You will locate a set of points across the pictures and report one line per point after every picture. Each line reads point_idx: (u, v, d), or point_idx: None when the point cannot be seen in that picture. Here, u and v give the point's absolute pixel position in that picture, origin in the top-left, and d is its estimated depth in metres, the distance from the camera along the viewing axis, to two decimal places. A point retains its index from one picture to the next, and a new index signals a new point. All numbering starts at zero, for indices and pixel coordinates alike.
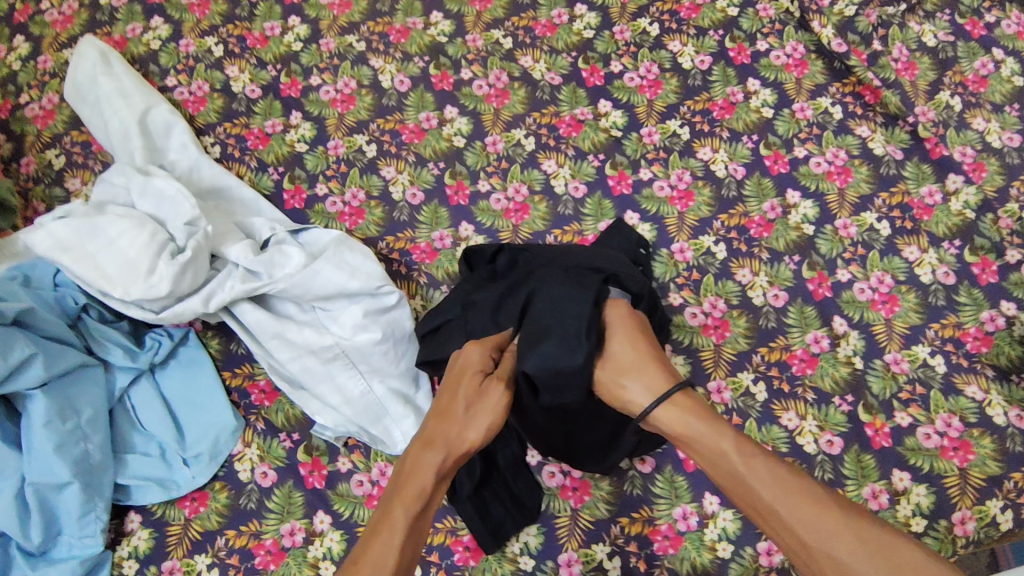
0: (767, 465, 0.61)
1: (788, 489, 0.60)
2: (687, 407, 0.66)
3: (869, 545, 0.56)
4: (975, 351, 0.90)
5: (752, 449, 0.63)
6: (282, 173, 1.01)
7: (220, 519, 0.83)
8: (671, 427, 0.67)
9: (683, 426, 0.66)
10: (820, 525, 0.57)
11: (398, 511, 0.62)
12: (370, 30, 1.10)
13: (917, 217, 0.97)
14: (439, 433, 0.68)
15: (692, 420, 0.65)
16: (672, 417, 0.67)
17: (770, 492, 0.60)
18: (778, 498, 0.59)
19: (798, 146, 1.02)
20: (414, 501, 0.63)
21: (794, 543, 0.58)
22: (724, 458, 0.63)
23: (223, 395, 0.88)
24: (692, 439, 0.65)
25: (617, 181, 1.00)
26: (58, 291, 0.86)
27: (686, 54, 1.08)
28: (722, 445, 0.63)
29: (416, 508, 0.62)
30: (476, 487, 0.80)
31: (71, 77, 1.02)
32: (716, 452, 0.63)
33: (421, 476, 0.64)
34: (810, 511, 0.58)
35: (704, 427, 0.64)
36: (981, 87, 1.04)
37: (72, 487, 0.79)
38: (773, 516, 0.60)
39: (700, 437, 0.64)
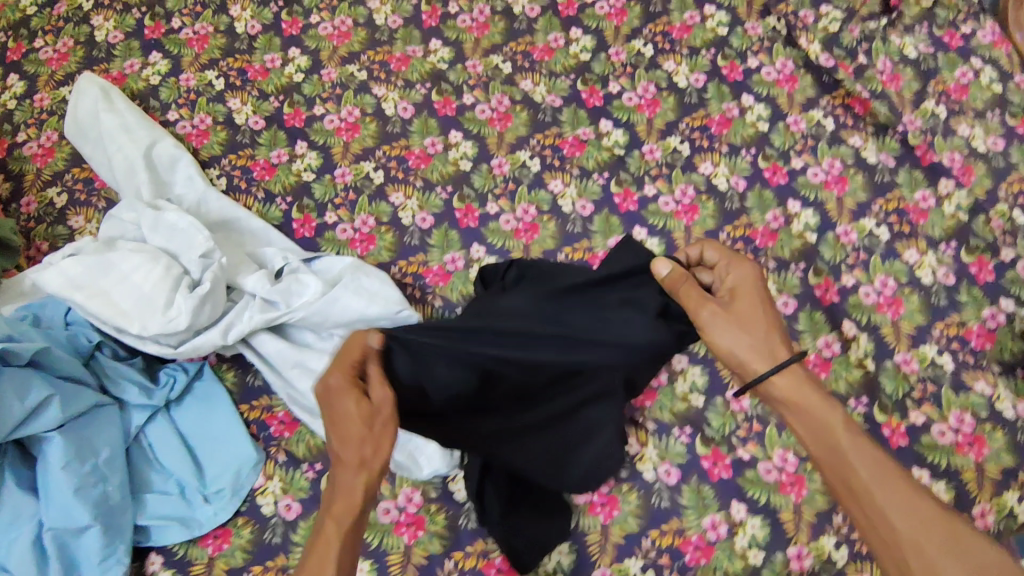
0: (871, 448, 0.63)
1: (888, 475, 0.61)
2: (799, 388, 0.67)
3: (950, 538, 0.58)
4: (980, 347, 0.92)
5: (857, 433, 0.64)
6: (290, 203, 1.01)
7: (245, 555, 0.81)
8: (782, 391, 0.67)
9: (790, 394, 0.67)
10: (912, 508, 0.59)
11: (331, 519, 0.63)
12: (370, 59, 1.12)
13: (914, 221, 1.00)
14: (345, 449, 0.65)
15: (808, 393, 0.67)
16: (787, 386, 0.67)
17: (868, 473, 0.62)
18: (875, 478, 0.62)
19: (795, 157, 1.05)
20: (342, 515, 0.63)
21: (882, 525, 0.60)
22: (831, 432, 0.64)
23: (243, 428, 0.87)
24: (800, 409, 0.67)
25: (623, 198, 1.02)
26: (69, 330, 0.84)
27: (681, 73, 1.11)
28: (828, 421, 0.65)
29: (343, 516, 0.63)
30: (504, 509, 0.80)
31: (72, 115, 1.02)
32: (824, 425, 0.65)
33: (349, 491, 0.64)
34: (905, 498, 0.60)
35: (818, 401, 0.66)
36: (962, 95, 1.09)
37: (92, 530, 0.77)
38: (863, 492, 0.62)
39: (810, 408, 0.66)
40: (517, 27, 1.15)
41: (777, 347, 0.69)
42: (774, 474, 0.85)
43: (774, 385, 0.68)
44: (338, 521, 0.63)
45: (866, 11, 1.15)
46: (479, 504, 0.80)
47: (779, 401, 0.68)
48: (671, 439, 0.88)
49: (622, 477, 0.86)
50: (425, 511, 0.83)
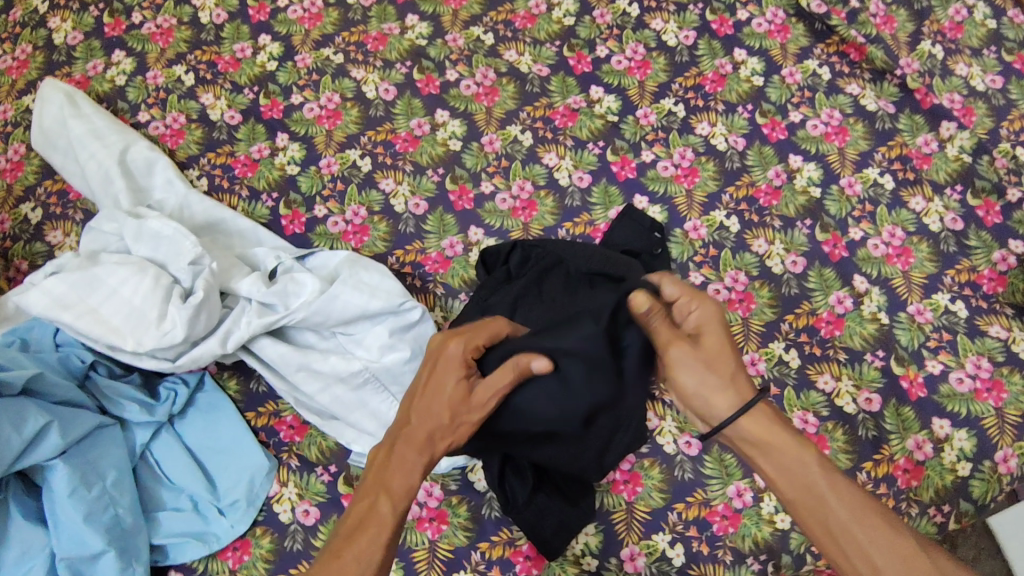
0: (849, 487, 0.64)
1: (867, 517, 0.62)
2: (772, 431, 0.66)
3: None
4: (993, 291, 0.91)
5: (835, 473, 0.65)
6: (276, 200, 0.97)
7: (267, 565, 0.80)
8: (753, 433, 0.66)
9: (763, 437, 0.66)
10: (895, 547, 0.61)
11: (383, 506, 0.63)
12: (345, 40, 1.07)
13: (918, 167, 0.98)
14: (423, 430, 0.65)
15: (781, 432, 0.66)
16: (756, 428, 0.67)
17: (849, 515, 0.62)
18: (856, 519, 0.62)
19: (793, 110, 1.02)
20: (398, 501, 0.64)
21: (864, 566, 0.62)
22: (807, 474, 0.64)
23: (251, 437, 0.84)
24: (772, 450, 0.66)
25: (621, 166, 0.99)
26: (60, 351, 0.81)
27: (670, 31, 1.07)
28: (804, 463, 0.65)
29: (399, 505, 0.64)
30: (532, 492, 0.78)
31: (38, 124, 0.97)
32: (801, 469, 0.65)
33: (407, 476, 0.65)
34: (887, 538, 0.61)
35: (792, 441, 0.66)
36: (958, 34, 1.06)
37: (108, 555, 0.75)
38: (842, 534, 0.62)
39: (786, 449, 0.65)
40: None
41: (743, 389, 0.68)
42: None
43: (745, 427, 0.67)
44: (392, 508, 0.63)
45: None
46: (502, 495, 0.79)
47: (750, 444, 0.67)
48: None
49: (643, 452, 0.85)
50: (447, 505, 0.82)
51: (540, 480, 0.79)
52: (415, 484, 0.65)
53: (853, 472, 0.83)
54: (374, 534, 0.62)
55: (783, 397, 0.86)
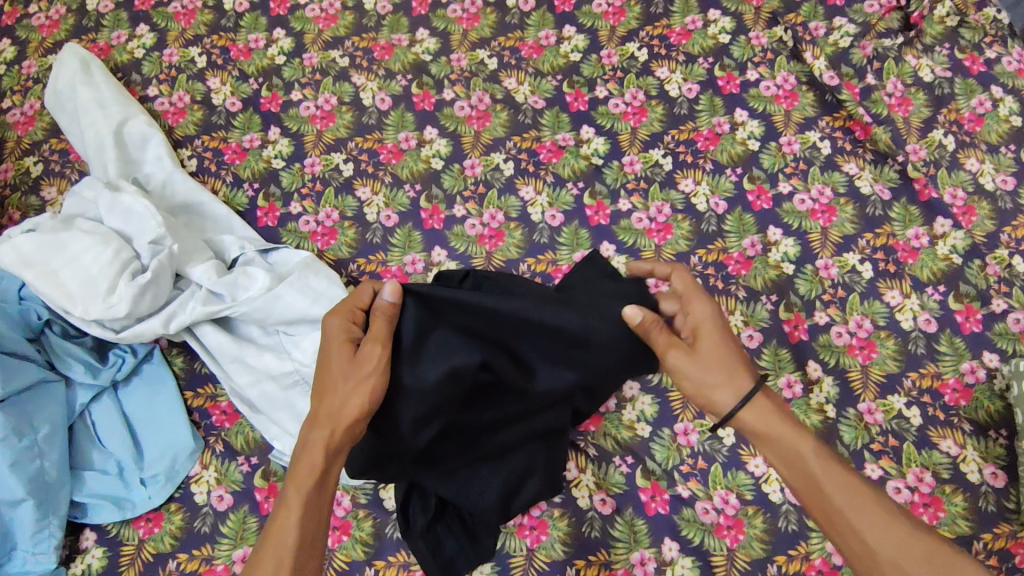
0: (843, 470, 0.62)
1: (862, 499, 0.61)
2: (770, 413, 0.65)
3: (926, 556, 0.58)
4: (954, 403, 0.87)
5: (827, 454, 0.63)
6: (256, 190, 1.00)
7: (173, 541, 0.83)
8: (752, 423, 0.65)
9: (763, 425, 0.65)
10: (888, 526, 0.59)
11: (291, 492, 0.64)
12: (354, 45, 1.09)
13: (901, 261, 0.94)
14: (319, 412, 0.66)
15: (775, 420, 0.64)
16: (755, 415, 0.65)
17: (841, 496, 0.61)
18: (850, 502, 0.61)
19: (783, 181, 0.99)
20: (305, 487, 0.64)
21: (860, 547, 0.60)
22: (802, 461, 0.63)
23: (184, 415, 0.87)
24: (772, 439, 0.64)
25: (595, 211, 0.98)
26: (22, 305, 0.86)
27: (674, 81, 1.05)
28: (800, 448, 0.63)
29: (305, 492, 0.64)
30: (430, 521, 0.80)
31: (52, 85, 1.02)
32: (795, 455, 0.63)
33: (310, 457, 0.65)
34: (880, 519, 0.60)
35: (788, 429, 0.64)
36: (976, 127, 1.01)
37: (26, 504, 0.79)
38: (840, 521, 0.61)
39: (781, 437, 0.64)
40: (509, 20, 1.10)
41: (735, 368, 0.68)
42: (711, 514, 0.83)
43: (745, 416, 0.65)
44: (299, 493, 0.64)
45: (883, 26, 1.08)
46: (403, 517, 0.80)
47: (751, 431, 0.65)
48: (611, 467, 0.85)
49: (555, 502, 0.84)
50: (353, 517, 0.84)
51: (441, 511, 0.81)
52: (321, 468, 0.65)
53: (764, 563, 0.80)
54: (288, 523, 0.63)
55: (709, 472, 0.85)
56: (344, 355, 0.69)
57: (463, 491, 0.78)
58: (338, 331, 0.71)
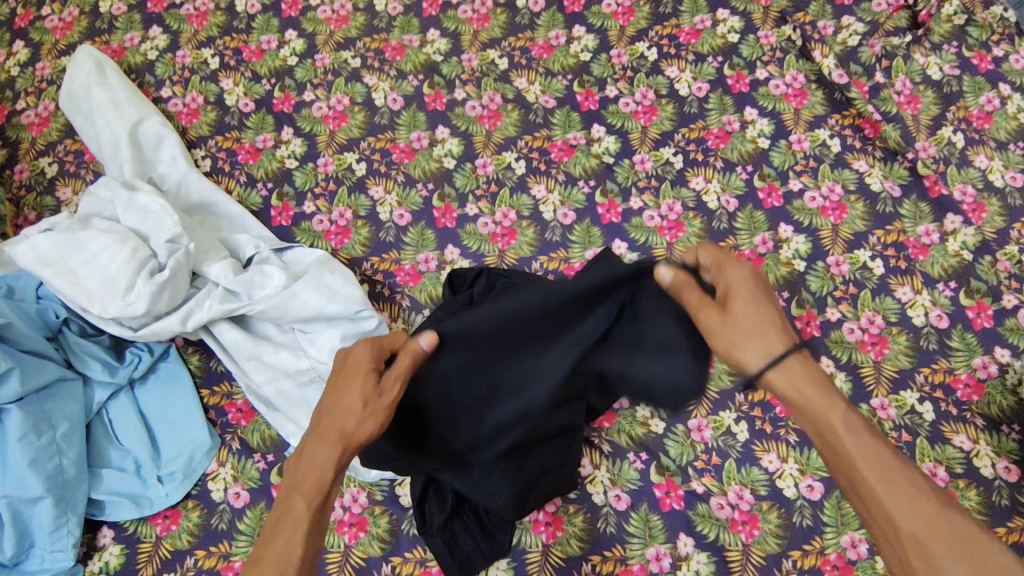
0: (877, 445, 0.61)
1: (887, 471, 0.59)
2: (808, 382, 0.63)
3: (955, 536, 0.57)
4: (966, 399, 0.87)
5: (857, 424, 0.62)
6: (270, 190, 1.01)
7: (191, 538, 0.83)
8: (784, 389, 0.64)
9: (799, 390, 0.63)
10: (914, 500, 0.58)
11: (297, 503, 0.63)
12: (366, 46, 1.10)
13: (912, 257, 0.95)
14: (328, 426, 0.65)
15: (806, 387, 0.63)
16: (786, 381, 0.64)
17: (871, 471, 0.60)
18: (880, 477, 0.59)
19: (793, 178, 1.00)
20: (313, 504, 0.63)
21: (885, 525, 0.59)
22: (830, 430, 0.62)
23: (201, 413, 0.88)
24: (805, 408, 0.63)
25: (607, 209, 0.99)
26: (40, 304, 0.87)
27: (683, 80, 1.06)
28: (828, 416, 0.62)
29: (313, 509, 0.63)
30: (447, 519, 0.80)
31: (66, 86, 1.03)
32: (825, 424, 0.62)
33: (318, 474, 0.63)
34: (908, 495, 0.58)
35: (817, 395, 0.63)
36: (985, 124, 1.02)
37: (45, 501, 0.79)
38: (865, 491, 0.60)
39: (813, 405, 0.63)
40: (519, 20, 1.11)
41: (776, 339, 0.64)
42: (726, 510, 0.83)
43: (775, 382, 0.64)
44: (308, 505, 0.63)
45: (891, 25, 1.08)
46: (418, 514, 0.80)
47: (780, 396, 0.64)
48: (625, 463, 0.86)
49: (570, 498, 0.84)
50: (369, 513, 0.84)
51: (459, 508, 0.81)
52: (330, 485, 0.64)
53: (779, 558, 0.81)
54: (292, 540, 0.61)
55: (724, 467, 0.85)
56: (362, 379, 0.66)
57: (478, 488, 0.78)
58: (365, 358, 0.68)
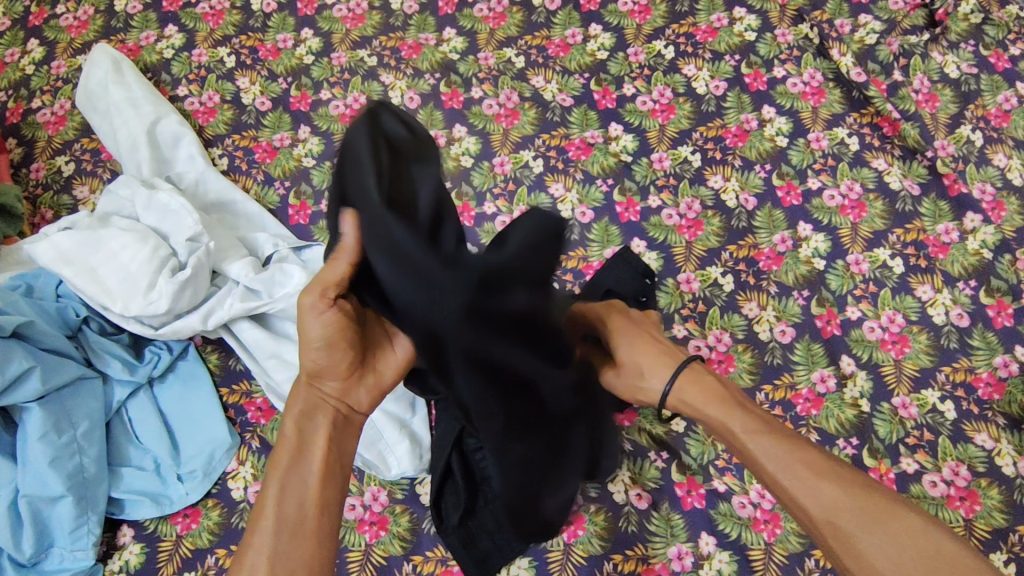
0: (786, 439, 0.60)
1: (810, 471, 0.58)
2: (708, 392, 0.65)
3: (875, 515, 0.55)
4: (987, 398, 0.87)
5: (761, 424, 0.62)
6: (287, 188, 1.01)
7: (211, 537, 0.83)
8: (690, 401, 0.66)
9: (699, 404, 0.65)
10: (830, 494, 0.56)
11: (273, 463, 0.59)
12: (382, 45, 1.10)
13: (932, 256, 0.94)
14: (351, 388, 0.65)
15: (709, 401, 0.64)
16: (690, 397, 0.66)
17: (778, 466, 0.59)
18: (784, 469, 0.59)
19: (812, 177, 0.99)
20: (283, 456, 0.59)
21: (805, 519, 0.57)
22: (729, 434, 0.63)
23: (220, 412, 0.88)
24: (715, 424, 0.64)
25: (625, 208, 0.98)
26: (59, 302, 0.87)
27: (701, 79, 1.06)
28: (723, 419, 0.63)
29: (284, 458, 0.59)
30: (463, 517, 0.80)
31: (83, 85, 1.03)
32: (724, 428, 0.63)
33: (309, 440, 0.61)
34: (816, 480, 0.57)
35: (719, 408, 0.64)
36: (1003, 122, 1.01)
37: (65, 500, 0.79)
38: (777, 487, 0.59)
39: (712, 416, 0.64)
40: (536, 19, 1.11)
41: None
42: (748, 508, 0.83)
43: (686, 395, 0.66)
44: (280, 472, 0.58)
45: (908, 24, 1.08)
46: (437, 512, 0.81)
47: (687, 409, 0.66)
48: (646, 462, 0.86)
49: (591, 496, 0.84)
50: (390, 512, 0.84)
51: (475, 507, 0.81)
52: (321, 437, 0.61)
53: (802, 557, 0.80)
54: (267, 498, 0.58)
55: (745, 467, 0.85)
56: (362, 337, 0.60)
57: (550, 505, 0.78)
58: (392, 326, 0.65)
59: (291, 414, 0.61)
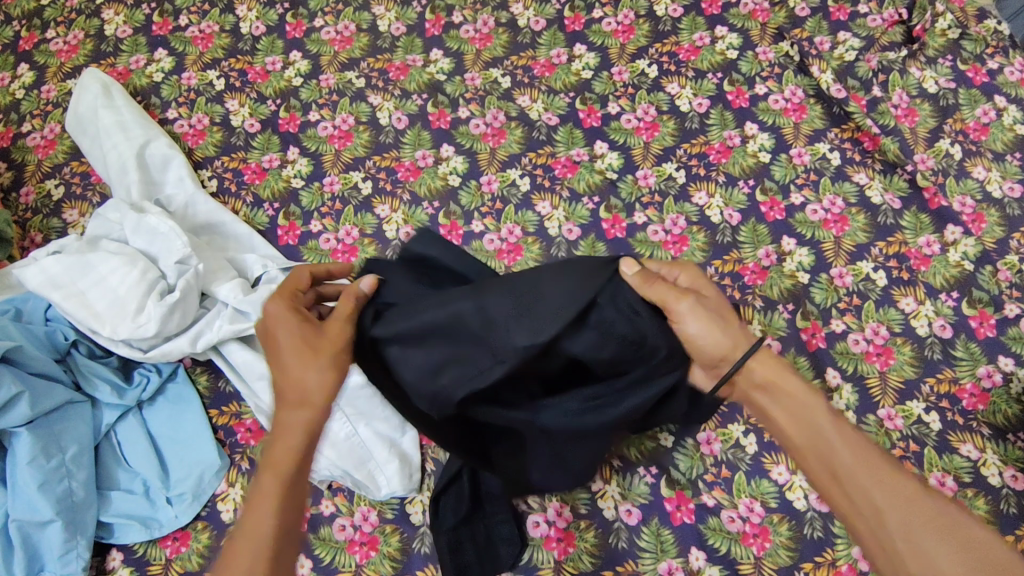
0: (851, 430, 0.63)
1: (868, 460, 0.61)
2: (775, 368, 0.66)
3: (939, 520, 0.59)
4: (972, 408, 0.88)
5: (839, 417, 0.64)
6: (277, 210, 1.02)
7: (201, 560, 0.82)
8: (760, 377, 0.66)
9: (772, 382, 0.65)
10: (896, 491, 0.60)
11: (268, 480, 0.61)
12: (369, 66, 1.11)
13: (914, 268, 0.96)
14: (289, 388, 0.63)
15: (790, 383, 0.65)
16: (765, 373, 0.65)
17: (849, 456, 0.62)
18: (860, 464, 0.61)
19: (795, 192, 1.01)
20: (284, 469, 0.61)
21: (864, 506, 0.61)
22: (812, 420, 0.64)
23: (209, 434, 0.88)
24: (781, 395, 0.65)
25: (611, 225, 0.99)
26: (48, 326, 0.87)
27: (684, 97, 1.08)
28: (809, 405, 0.64)
29: (285, 478, 0.61)
30: (458, 521, 0.81)
31: (73, 109, 1.04)
32: (804, 413, 0.64)
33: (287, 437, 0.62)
34: (886, 476, 0.61)
35: (802, 390, 0.65)
36: (981, 135, 1.03)
37: (55, 525, 0.79)
38: (849, 479, 0.61)
39: (791, 397, 0.65)
40: (521, 40, 1.13)
41: (738, 338, 0.66)
42: (737, 523, 0.83)
43: (753, 370, 0.66)
44: (277, 481, 0.61)
45: (887, 40, 1.10)
46: (435, 508, 0.82)
47: (758, 386, 0.66)
48: (636, 478, 0.86)
49: (581, 513, 0.84)
50: (380, 532, 0.84)
51: (471, 515, 0.82)
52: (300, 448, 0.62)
53: (791, 570, 0.81)
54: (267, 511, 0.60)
55: (733, 480, 0.85)
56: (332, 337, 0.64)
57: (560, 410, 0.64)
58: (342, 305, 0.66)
59: (287, 416, 0.63)
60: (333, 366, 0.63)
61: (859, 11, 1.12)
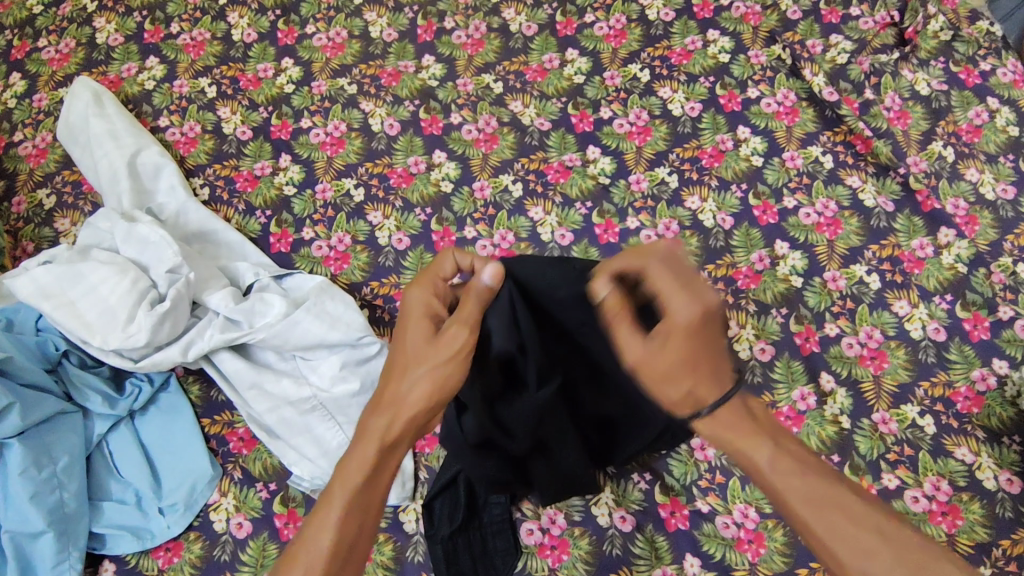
0: (804, 474, 0.55)
1: (823, 504, 0.53)
2: (733, 427, 0.58)
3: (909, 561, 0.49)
4: (966, 411, 0.87)
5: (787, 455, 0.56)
6: (269, 217, 1.02)
7: (193, 570, 0.82)
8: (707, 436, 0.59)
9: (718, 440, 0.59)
10: (855, 534, 0.51)
11: (335, 487, 0.56)
12: (361, 72, 1.11)
13: (908, 271, 0.96)
14: (383, 396, 0.60)
15: (731, 428, 0.58)
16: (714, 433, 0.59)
17: (801, 501, 0.54)
18: (814, 512, 0.53)
19: (787, 196, 1.01)
20: (353, 480, 0.55)
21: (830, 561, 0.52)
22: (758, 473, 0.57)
23: (201, 443, 0.87)
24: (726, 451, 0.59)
25: (604, 229, 0.99)
26: (40, 336, 0.87)
27: (676, 101, 1.08)
28: (753, 455, 0.57)
29: (354, 488, 0.55)
30: (453, 531, 0.81)
31: (64, 118, 1.04)
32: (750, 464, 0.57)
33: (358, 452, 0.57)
34: (844, 522, 0.52)
35: (745, 434, 0.58)
36: (974, 137, 1.03)
37: (47, 536, 0.79)
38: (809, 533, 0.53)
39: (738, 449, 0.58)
40: (513, 45, 1.13)
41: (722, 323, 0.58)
42: (731, 529, 0.83)
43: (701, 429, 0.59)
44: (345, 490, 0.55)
45: (879, 43, 1.10)
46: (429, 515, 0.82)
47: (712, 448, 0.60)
48: (630, 484, 0.86)
49: (575, 520, 0.84)
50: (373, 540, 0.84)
51: (466, 524, 0.81)
52: (371, 463, 0.56)
53: None
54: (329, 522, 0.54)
55: (728, 486, 0.85)
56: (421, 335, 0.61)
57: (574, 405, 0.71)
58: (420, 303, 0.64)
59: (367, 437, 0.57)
60: (427, 362, 0.59)
61: (851, 13, 1.12)
